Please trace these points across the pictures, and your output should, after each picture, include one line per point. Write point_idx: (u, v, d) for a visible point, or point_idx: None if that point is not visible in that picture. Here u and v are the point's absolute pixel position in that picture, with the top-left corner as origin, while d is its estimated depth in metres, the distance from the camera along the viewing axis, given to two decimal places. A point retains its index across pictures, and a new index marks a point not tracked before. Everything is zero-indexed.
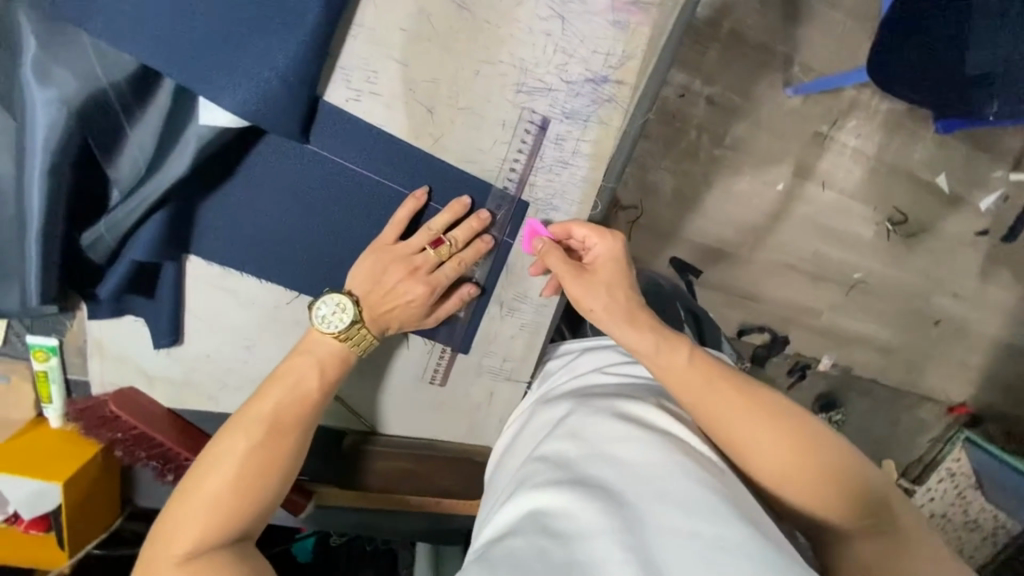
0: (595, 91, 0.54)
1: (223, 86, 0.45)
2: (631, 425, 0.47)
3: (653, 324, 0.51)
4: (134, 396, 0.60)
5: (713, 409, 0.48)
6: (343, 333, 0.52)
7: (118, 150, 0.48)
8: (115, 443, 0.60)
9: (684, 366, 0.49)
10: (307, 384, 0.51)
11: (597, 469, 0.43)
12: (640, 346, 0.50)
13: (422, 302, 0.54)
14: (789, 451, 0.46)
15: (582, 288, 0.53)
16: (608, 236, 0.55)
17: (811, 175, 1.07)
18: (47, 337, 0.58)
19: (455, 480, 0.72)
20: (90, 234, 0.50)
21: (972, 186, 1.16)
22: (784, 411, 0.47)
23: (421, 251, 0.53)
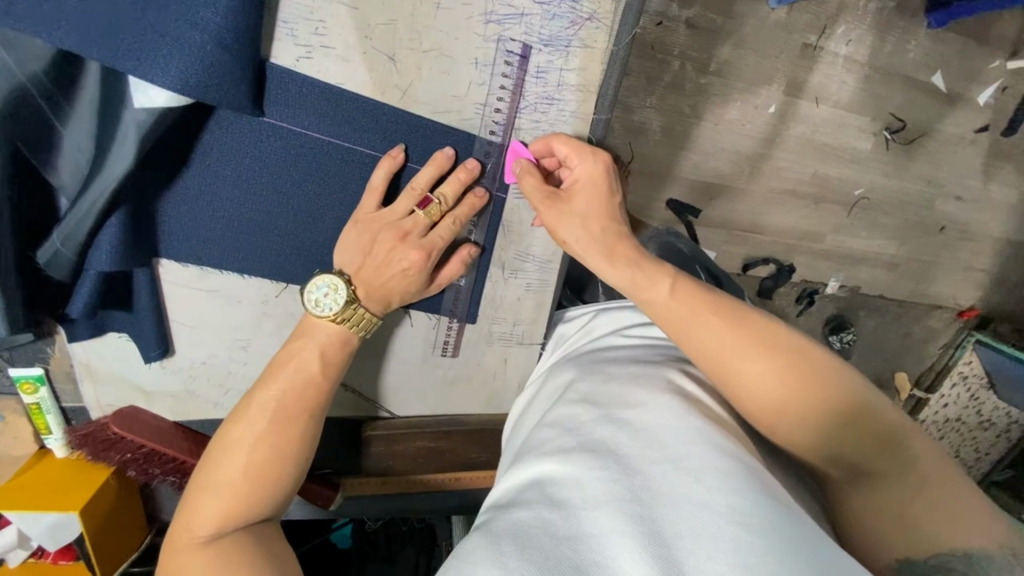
0: (573, 10, 0.48)
1: (152, 59, 0.39)
2: (648, 390, 0.44)
3: (627, 259, 0.47)
4: (135, 414, 0.57)
5: (701, 344, 0.44)
6: (339, 315, 0.49)
7: (56, 152, 0.43)
8: (128, 463, 0.59)
9: (667, 301, 0.45)
10: (308, 369, 0.48)
11: (608, 435, 0.41)
12: (618, 282, 0.47)
13: (419, 271, 0.50)
14: (794, 384, 0.42)
15: (556, 217, 0.49)
16: (597, 160, 0.50)
17: (803, 91, 1.01)
18: (30, 367, 0.54)
19: (479, 451, 0.72)
20: (45, 250, 0.45)
21: (970, 79, 1.09)
22: (778, 338, 0.43)
23: (409, 215, 0.49)
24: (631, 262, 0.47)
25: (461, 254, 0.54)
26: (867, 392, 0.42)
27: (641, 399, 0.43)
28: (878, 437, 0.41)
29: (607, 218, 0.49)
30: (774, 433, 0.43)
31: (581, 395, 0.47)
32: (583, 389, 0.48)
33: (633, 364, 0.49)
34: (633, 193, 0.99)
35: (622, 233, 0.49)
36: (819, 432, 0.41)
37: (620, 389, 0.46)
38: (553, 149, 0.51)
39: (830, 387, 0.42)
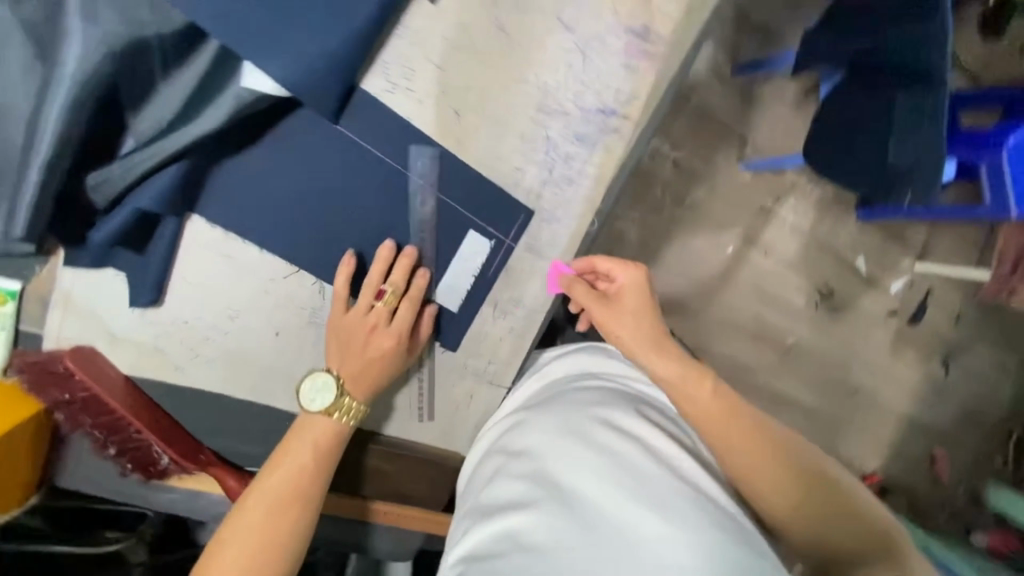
0: (604, 121, 0.61)
1: (271, 55, 0.48)
2: (610, 434, 0.49)
3: (666, 365, 0.51)
4: (93, 357, 0.57)
5: (719, 436, 0.49)
6: (331, 407, 0.58)
7: (146, 100, 0.49)
8: (62, 408, 0.56)
9: (708, 399, 0.49)
10: (299, 463, 0.55)
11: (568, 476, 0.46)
12: (665, 374, 0.51)
13: (391, 351, 0.60)
14: (792, 478, 0.48)
15: (605, 316, 0.56)
16: (637, 266, 0.57)
17: (756, 242, 1.21)
18: (10, 281, 0.55)
19: (419, 485, 0.72)
20: (98, 174, 0.49)
21: (886, 269, 1.34)
22: (770, 427, 0.50)
23: (371, 308, 0.59)
24: (669, 368, 0.51)
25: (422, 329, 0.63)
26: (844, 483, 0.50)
27: (601, 437, 0.48)
28: (859, 515, 0.48)
29: (652, 321, 0.55)
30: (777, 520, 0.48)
31: (543, 436, 0.51)
32: (546, 428, 0.52)
33: (597, 399, 0.54)
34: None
35: (663, 334, 0.54)
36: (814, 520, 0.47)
37: (582, 421, 0.51)
38: (595, 262, 0.59)
39: (811, 475, 0.49)
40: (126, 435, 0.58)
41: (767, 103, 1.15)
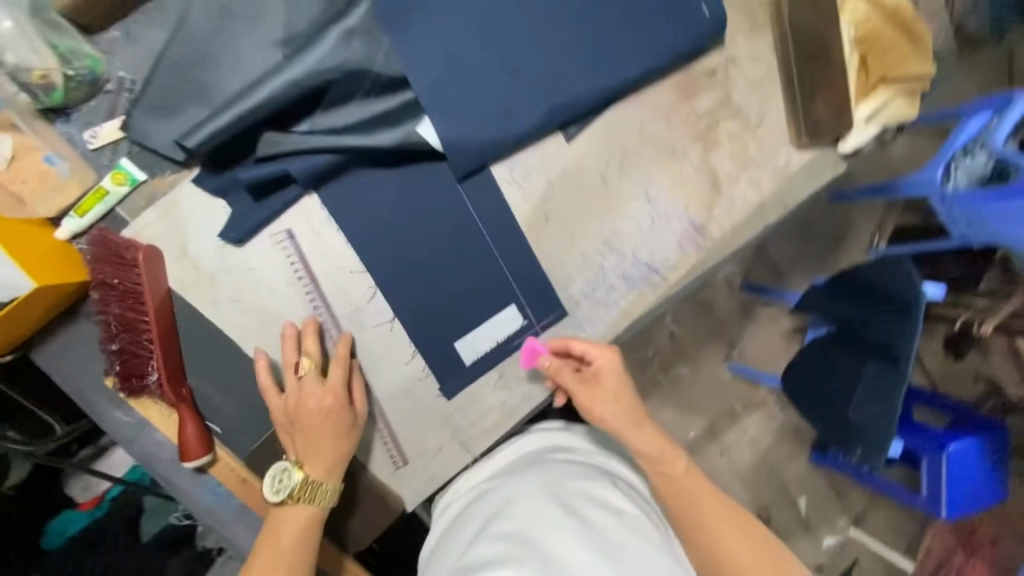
0: (649, 272, 0.73)
1: (442, 117, 0.65)
2: (588, 503, 0.55)
3: (654, 443, 0.59)
4: (156, 260, 0.65)
5: (700, 523, 0.56)
6: (296, 494, 0.61)
7: (340, 105, 0.66)
8: (104, 289, 0.64)
9: (683, 475, 0.59)
10: (275, 564, 0.58)
11: (561, 543, 0.49)
12: (648, 450, 0.59)
13: (327, 416, 0.63)
14: (773, 572, 0.55)
15: (590, 396, 0.61)
16: (614, 351, 0.62)
17: (715, 438, 1.14)
18: (139, 170, 0.67)
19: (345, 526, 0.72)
20: (274, 134, 0.64)
21: (823, 517, 1.16)
22: (743, 512, 0.58)
23: (291, 382, 0.63)
24: (650, 440, 0.60)
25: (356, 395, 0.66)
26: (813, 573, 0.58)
27: (588, 511, 0.53)
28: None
29: (628, 408, 0.61)
30: None
31: (533, 505, 0.54)
32: (534, 497, 0.55)
33: (583, 477, 0.59)
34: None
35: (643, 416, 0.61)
36: None
37: (570, 493, 0.56)
38: (572, 342, 0.63)
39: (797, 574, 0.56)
40: (140, 334, 0.64)
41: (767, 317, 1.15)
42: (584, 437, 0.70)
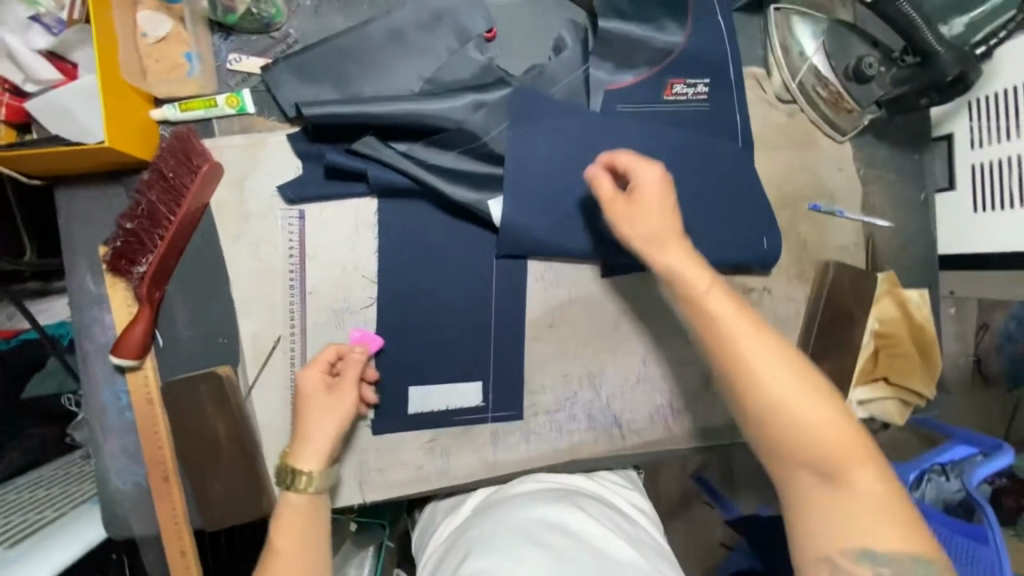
0: None
1: None
2: (533, 557, 0.70)
3: (673, 250, 0.77)
4: (214, 178, 0.86)
5: (750, 347, 0.69)
6: (289, 483, 0.79)
7: None
8: (155, 180, 0.82)
9: (707, 296, 0.73)
10: (293, 527, 0.76)
11: (520, 571, 0.67)
12: (683, 271, 0.75)
13: (324, 412, 0.84)
14: (811, 382, 0.68)
15: (626, 207, 0.81)
16: (653, 167, 0.81)
17: (721, 385, 1.04)
18: (251, 105, 0.88)
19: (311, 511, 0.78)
20: None
21: None
22: (785, 344, 0.70)
23: (314, 384, 0.85)
24: (690, 256, 0.77)
25: (343, 383, 0.86)
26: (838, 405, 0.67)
27: (542, 536, 0.73)
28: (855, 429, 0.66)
29: (661, 209, 0.80)
30: (814, 430, 0.65)
31: (498, 549, 0.72)
32: (501, 540, 0.74)
33: (536, 508, 0.80)
34: (652, 431, 1.02)
35: (677, 234, 0.79)
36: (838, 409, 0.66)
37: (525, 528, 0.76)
38: (617, 155, 0.83)
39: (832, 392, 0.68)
40: (156, 224, 0.82)
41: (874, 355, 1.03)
42: (524, 504, 0.84)
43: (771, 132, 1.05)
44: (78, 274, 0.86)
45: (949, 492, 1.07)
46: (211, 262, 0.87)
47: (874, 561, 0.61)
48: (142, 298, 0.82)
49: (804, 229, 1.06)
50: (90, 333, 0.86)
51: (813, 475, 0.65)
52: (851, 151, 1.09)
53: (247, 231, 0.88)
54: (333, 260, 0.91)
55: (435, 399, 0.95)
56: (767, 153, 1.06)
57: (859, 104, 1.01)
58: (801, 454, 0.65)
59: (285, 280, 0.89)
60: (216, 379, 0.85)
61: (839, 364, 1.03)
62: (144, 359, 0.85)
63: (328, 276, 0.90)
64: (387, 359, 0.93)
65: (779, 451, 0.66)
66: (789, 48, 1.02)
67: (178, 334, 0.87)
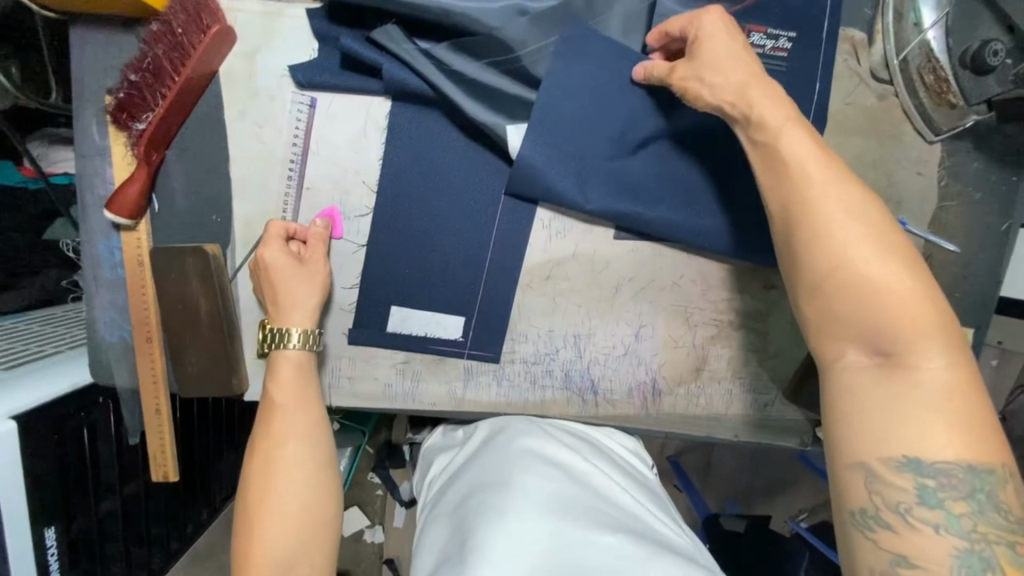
0: None
1: None
2: (524, 482, 0.78)
3: (757, 98, 0.69)
4: (224, 43, 0.80)
5: (828, 195, 0.64)
6: (281, 344, 0.84)
7: None
8: (162, 33, 0.77)
9: (787, 136, 0.67)
10: (291, 389, 0.83)
11: (517, 498, 0.75)
12: (770, 109, 0.68)
13: (297, 280, 0.84)
14: (889, 243, 0.62)
15: (689, 66, 0.74)
16: (711, 10, 0.73)
17: (711, 376, 0.98)
18: None
19: (302, 376, 0.85)
20: None
21: None
22: (869, 201, 0.64)
23: (281, 253, 0.84)
24: (786, 103, 0.69)
25: (311, 252, 0.85)
26: (917, 270, 0.61)
27: (533, 471, 0.80)
28: (926, 293, 0.60)
29: (736, 56, 0.71)
30: (873, 300, 0.60)
31: (489, 482, 0.80)
32: (491, 474, 0.82)
33: (537, 441, 0.87)
34: (626, 405, 0.98)
35: (761, 74, 0.70)
36: (912, 277, 0.60)
37: (522, 455, 0.84)
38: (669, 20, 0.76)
39: (907, 259, 0.61)
40: (161, 82, 0.79)
41: None
42: (522, 430, 0.90)
43: (852, 114, 0.91)
44: (83, 120, 0.84)
45: None
46: (215, 135, 0.85)
47: (920, 473, 0.55)
48: (139, 157, 0.81)
49: None
50: (91, 184, 0.86)
51: (869, 345, 0.60)
52: (939, 156, 0.94)
53: (253, 108, 0.84)
54: (336, 158, 0.86)
55: (415, 324, 0.93)
56: (838, 138, 0.92)
57: (967, 100, 0.85)
58: (850, 329, 0.61)
59: (284, 169, 0.86)
60: (203, 256, 0.85)
61: None
62: (138, 221, 0.85)
63: (327, 175, 0.87)
64: (374, 273, 0.90)
65: (840, 315, 0.61)
66: (904, 14, 0.85)
67: (175, 204, 0.86)
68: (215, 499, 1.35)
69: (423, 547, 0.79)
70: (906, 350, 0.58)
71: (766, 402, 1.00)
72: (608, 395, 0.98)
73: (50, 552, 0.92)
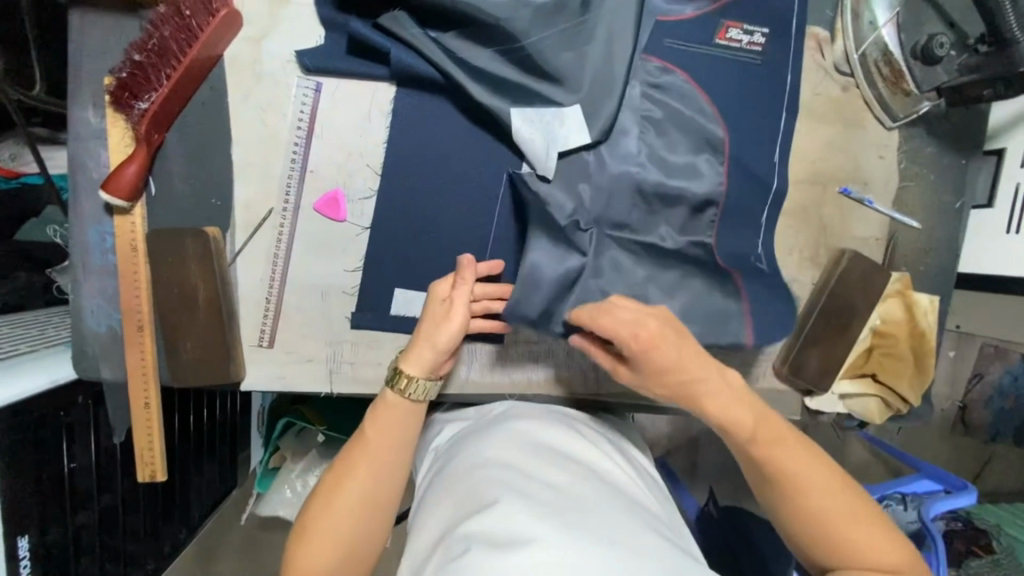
0: None
1: None
2: (549, 469, 0.71)
3: (639, 319, 0.68)
4: (230, 27, 0.82)
5: (697, 387, 0.66)
6: (405, 391, 0.73)
7: None
8: (169, 15, 0.78)
9: (638, 344, 0.67)
10: (389, 429, 0.73)
11: (538, 481, 0.68)
12: (623, 330, 0.67)
13: (440, 324, 0.77)
14: (766, 420, 0.64)
15: (632, 376, 0.73)
16: (631, 306, 0.69)
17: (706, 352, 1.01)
18: None
19: (407, 423, 0.74)
20: None
21: None
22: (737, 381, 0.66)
23: (445, 298, 0.79)
24: (726, 387, 0.66)
25: (460, 307, 0.78)
26: (801, 441, 0.64)
27: (552, 458, 0.73)
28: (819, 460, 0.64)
29: (686, 355, 0.67)
30: (781, 474, 0.63)
31: (513, 458, 0.72)
32: (515, 452, 0.74)
33: (551, 430, 0.81)
34: (626, 383, 1.00)
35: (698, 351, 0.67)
36: (802, 450, 0.64)
37: (541, 443, 0.77)
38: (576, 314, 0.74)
39: (789, 432, 0.64)
40: (165, 62, 0.79)
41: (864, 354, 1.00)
42: (531, 411, 0.87)
43: (820, 103, 1.00)
44: (79, 103, 0.83)
45: (904, 521, 1.07)
46: (218, 117, 0.86)
47: None
48: (139, 136, 0.80)
49: (828, 213, 1.02)
50: (85, 168, 0.84)
51: (802, 515, 0.62)
52: (896, 141, 1.03)
53: (255, 92, 0.86)
54: (339, 141, 0.88)
55: (419, 306, 0.93)
56: (809, 125, 1.00)
57: (919, 88, 0.95)
58: (790, 506, 0.63)
59: (288, 152, 0.87)
60: (203, 238, 0.84)
61: (830, 353, 0.98)
62: (135, 203, 0.83)
63: (331, 158, 0.88)
64: (376, 255, 0.91)
65: (772, 487, 0.63)
66: (860, 14, 0.95)
67: (173, 186, 0.86)
68: (193, 516, 1.27)
69: (422, 527, 0.71)
70: (831, 520, 0.61)
71: (758, 376, 1.03)
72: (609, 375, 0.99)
73: (22, 562, 0.84)
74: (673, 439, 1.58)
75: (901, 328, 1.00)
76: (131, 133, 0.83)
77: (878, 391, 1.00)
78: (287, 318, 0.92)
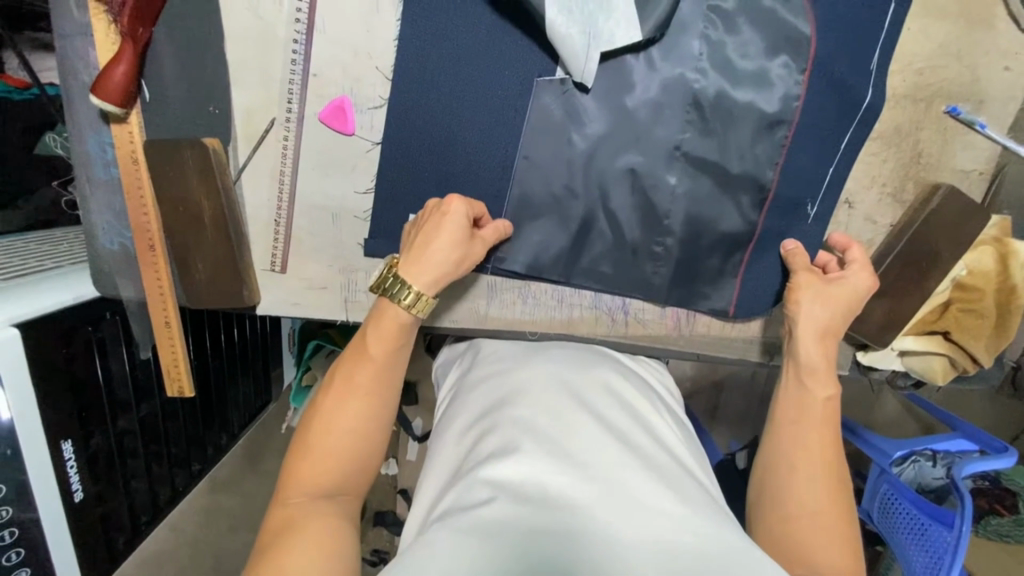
0: None
1: None
2: (579, 412, 0.66)
3: (866, 260, 0.78)
4: None
5: (827, 327, 0.76)
6: (404, 302, 0.71)
7: None
8: None
9: (848, 283, 0.77)
10: (381, 345, 0.71)
11: (566, 428, 0.64)
12: (866, 280, 0.77)
13: (452, 244, 0.74)
14: (826, 379, 0.73)
15: (818, 285, 0.77)
16: (871, 273, 0.77)
17: None
18: None
19: (397, 337, 0.72)
20: None
21: None
22: (834, 340, 0.76)
23: (458, 214, 0.74)
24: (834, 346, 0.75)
25: (483, 237, 0.78)
26: (830, 415, 0.72)
27: (583, 401, 0.69)
28: (830, 434, 0.71)
29: (857, 303, 0.76)
30: (799, 424, 0.72)
31: (544, 405, 0.67)
32: (548, 398, 0.68)
33: (587, 369, 0.75)
34: (658, 326, 0.91)
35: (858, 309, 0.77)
36: (829, 417, 0.72)
37: (572, 383, 0.72)
38: (852, 245, 0.79)
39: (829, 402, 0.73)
40: None
41: (939, 306, 0.88)
42: (557, 350, 0.80)
43: None
44: None
45: (930, 477, 1.02)
46: (209, 7, 0.76)
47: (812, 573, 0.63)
48: (123, 30, 0.71)
49: (923, 138, 0.85)
50: (74, 69, 0.76)
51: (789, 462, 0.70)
52: None
53: None
54: (348, 39, 0.77)
55: None
56: (915, 22, 0.81)
57: None
58: (784, 449, 0.71)
59: (288, 52, 0.78)
60: (202, 149, 0.77)
61: (900, 305, 0.85)
62: (129, 110, 0.76)
63: (335, 57, 0.78)
64: (389, 174, 0.82)
65: (786, 429, 0.72)
66: None
67: (168, 92, 0.78)
68: (233, 423, 1.26)
69: (440, 455, 0.69)
70: (803, 471, 0.69)
71: None
72: (640, 317, 0.91)
73: (70, 464, 0.83)
74: (698, 383, 1.53)
75: (992, 280, 0.85)
76: (116, 27, 0.74)
77: (945, 352, 0.88)
78: (298, 241, 0.87)
